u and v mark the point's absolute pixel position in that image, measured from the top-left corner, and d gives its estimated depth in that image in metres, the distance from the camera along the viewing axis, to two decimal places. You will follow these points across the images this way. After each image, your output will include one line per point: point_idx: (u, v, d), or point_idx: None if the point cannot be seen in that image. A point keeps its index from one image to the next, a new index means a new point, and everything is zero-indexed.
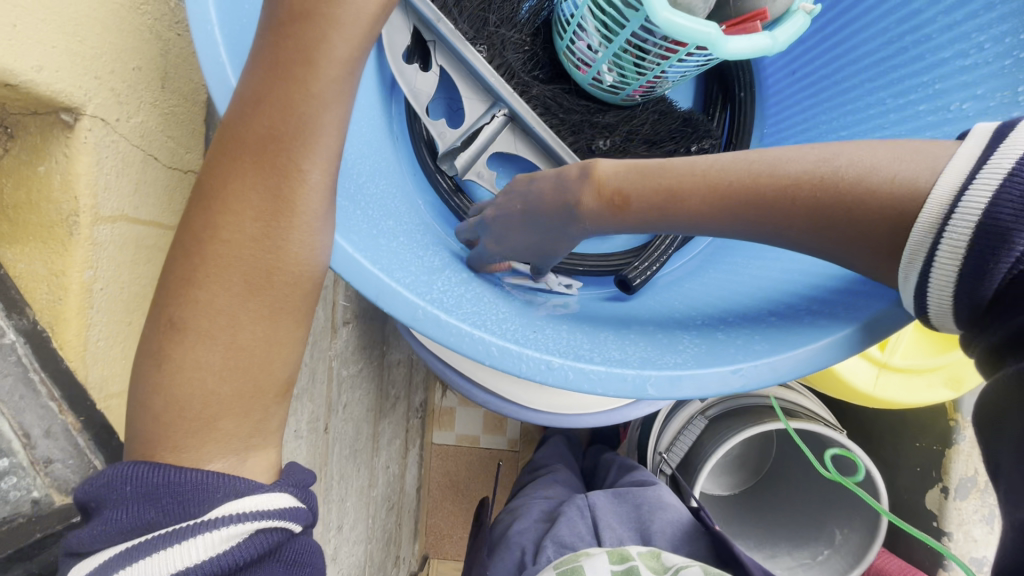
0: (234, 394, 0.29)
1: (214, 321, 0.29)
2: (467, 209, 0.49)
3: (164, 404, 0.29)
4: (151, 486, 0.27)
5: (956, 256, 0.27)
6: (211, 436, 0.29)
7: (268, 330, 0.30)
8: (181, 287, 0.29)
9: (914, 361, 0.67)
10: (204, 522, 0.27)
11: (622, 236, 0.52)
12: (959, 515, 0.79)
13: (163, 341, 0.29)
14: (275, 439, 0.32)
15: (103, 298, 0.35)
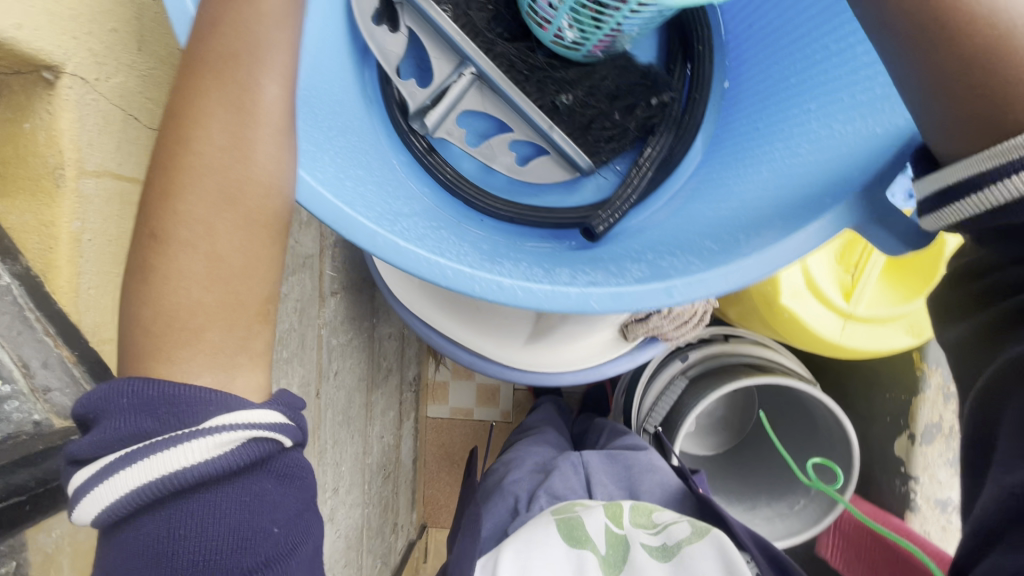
0: (217, 312, 0.32)
1: (192, 231, 0.31)
2: (441, 167, 0.50)
3: (153, 314, 0.31)
4: (146, 398, 0.30)
5: (978, 204, 0.30)
6: (199, 345, 0.31)
7: (245, 241, 0.31)
8: (160, 201, 0.31)
9: (877, 312, 0.71)
10: (198, 429, 0.30)
11: (590, 187, 0.53)
12: (925, 459, 0.83)
13: (149, 254, 0.31)
14: (262, 361, 0.34)
15: (92, 249, 0.37)
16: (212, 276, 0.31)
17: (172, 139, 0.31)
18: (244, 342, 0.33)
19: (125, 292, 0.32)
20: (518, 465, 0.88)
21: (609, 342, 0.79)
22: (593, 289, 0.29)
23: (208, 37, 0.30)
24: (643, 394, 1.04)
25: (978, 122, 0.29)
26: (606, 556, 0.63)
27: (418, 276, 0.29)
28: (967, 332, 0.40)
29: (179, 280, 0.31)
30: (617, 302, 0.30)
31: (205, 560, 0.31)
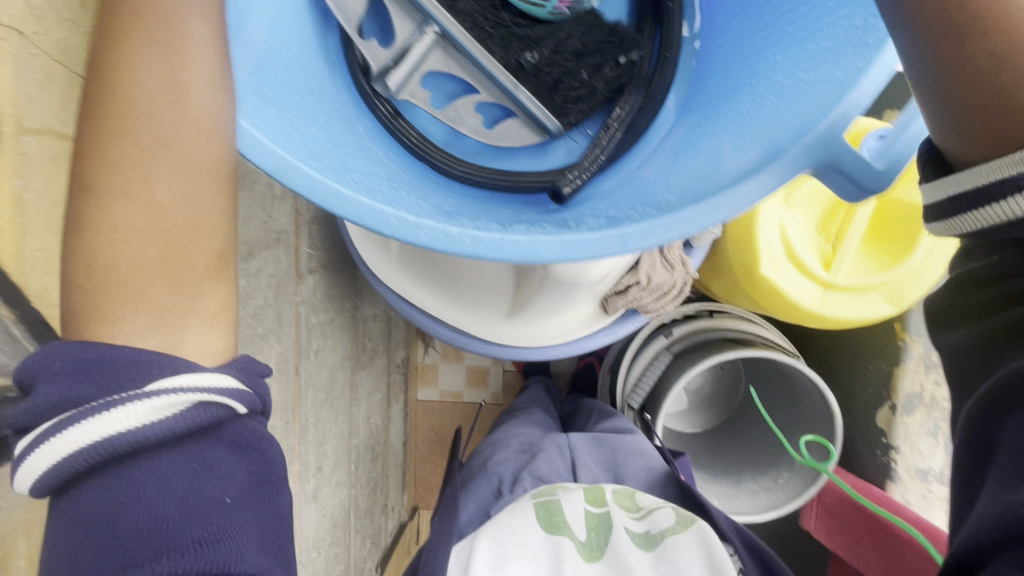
0: (151, 259, 0.30)
1: (125, 179, 0.30)
2: (407, 131, 0.49)
3: (91, 270, 0.30)
4: (84, 361, 0.29)
5: (989, 215, 0.29)
6: (141, 303, 0.31)
7: (185, 190, 0.31)
8: (91, 151, 0.30)
9: (857, 280, 0.70)
10: (140, 391, 0.29)
11: (561, 152, 0.52)
12: (905, 429, 0.83)
13: (82, 207, 0.30)
14: (217, 321, 0.34)
15: (36, 210, 0.36)
16: (148, 227, 0.30)
17: (107, 89, 0.30)
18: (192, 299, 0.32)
19: (64, 252, 0.31)
20: (503, 446, 0.87)
21: (590, 317, 0.78)
22: (543, 237, 0.28)
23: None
24: (627, 372, 1.04)
25: (989, 112, 0.28)
26: (586, 541, 0.61)
27: (360, 226, 0.28)
28: (966, 340, 0.38)
29: (109, 224, 0.30)
30: (569, 251, 0.29)
31: (152, 529, 0.29)
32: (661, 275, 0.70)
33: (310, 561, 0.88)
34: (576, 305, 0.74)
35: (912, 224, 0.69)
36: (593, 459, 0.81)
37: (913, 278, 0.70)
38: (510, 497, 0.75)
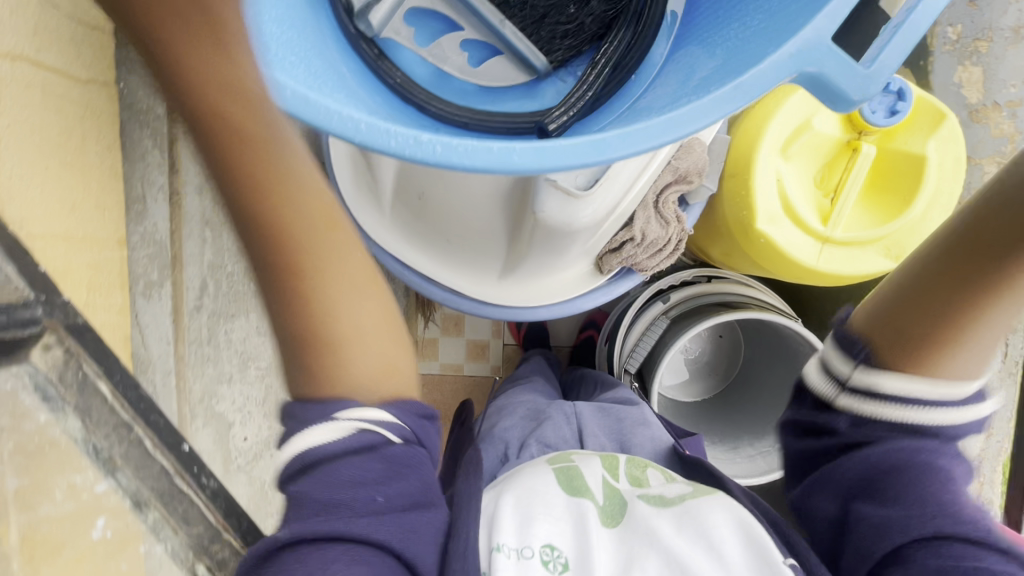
0: (370, 367, 0.38)
1: (314, 257, 0.35)
2: (393, 72, 0.47)
3: (315, 347, 0.36)
4: (313, 392, 0.37)
5: (896, 410, 0.39)
6: (350, 359, 0.37)
7: (343, 249, 0.37)
8: (276, 245, 0.34)
9: (854, 235, 0.69)
10: (333, 416, 0.36)
11: (551, 93, 0.50)
12: None
13: (296, 295, 0.35)
14: (394, 343, 0.40)
15: (12, 135, 0.36)
16: (364, 337, 0.37)
17: (266, 207, 0.33)
18: (393, 382, 0.39)
19: (284, 341, 0.36)
20: (509, 414, 0.84)
21: (585, 277, 0.77)
22: (516, 143, 0.28)
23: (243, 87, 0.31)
24: (624, 337, 1.02)
25: (917, 322, 0.38)
26: (604, 508, 0.52)
27: (330, 134, 0.28)
28: (814, 446, 0.43)
29: (320, 291, 0.36)
30: (543, 160, 0.28)
31: (326, 507, 0.35)
32: (656, 231, 0.69)
33: None
34: (571, 264, 0.73)
35: (911, 176, 0.68)
36: (600, 428, 0.78)
37: (914, 231, 0.68)
38: (515, 463, 0.73)
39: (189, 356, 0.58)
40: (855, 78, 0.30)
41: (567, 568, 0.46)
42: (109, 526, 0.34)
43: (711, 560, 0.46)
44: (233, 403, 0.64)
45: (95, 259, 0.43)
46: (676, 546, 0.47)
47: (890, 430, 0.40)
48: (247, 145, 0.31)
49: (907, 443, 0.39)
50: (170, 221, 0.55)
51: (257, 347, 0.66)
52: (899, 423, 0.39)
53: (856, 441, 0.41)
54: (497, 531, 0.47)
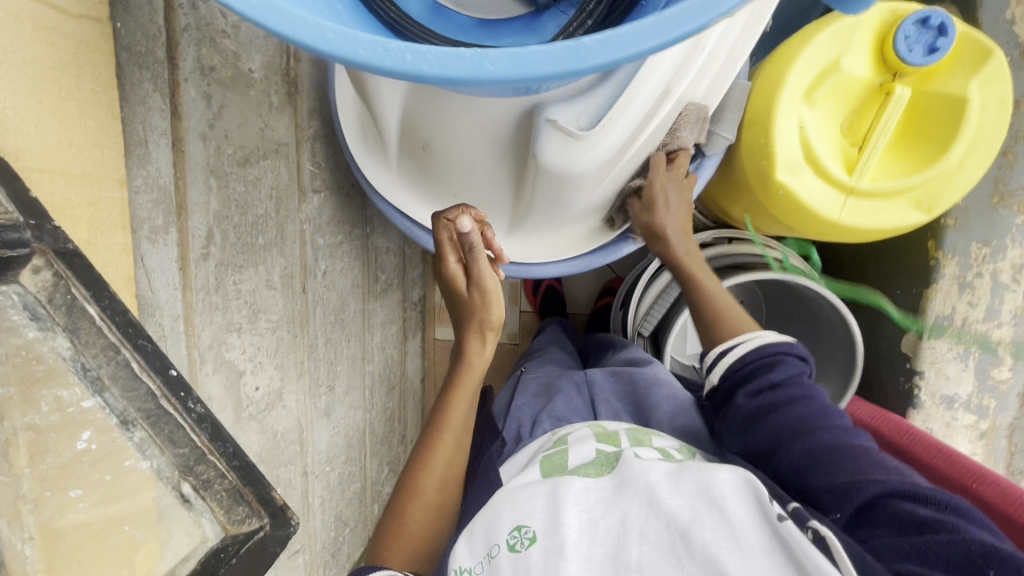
0: (425, 524, 0.59)
1: (447, 448, 0.61)
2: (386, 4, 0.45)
3: (416, 488, 0.59)
4: (394, 514, 0.59)
5: (732, 370, 0.64)
6: (424, 502, 0.59)
7: (458, 449, 0.62)
8: (436, 425, 0.62)
9: (883, 185, 0.65)
10: (387, 553, 0.57)
11: (551, 25, 0.48)
12: (933, 354, 0.78)
13: (428, 451, 0.61)
14: (447, 525, 0.60)
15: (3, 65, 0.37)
16: (428, 505, 0.59)
17: (445, 402, 0.62)
18: (430, 551, 0.58)
19: (409, 470, 0.61)
20: (521, 392, 0.79)
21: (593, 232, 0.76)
22: (488, 51, 0.27)
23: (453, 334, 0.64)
24: (639, 301, 1.01)
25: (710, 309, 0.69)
26: (597, 463, 0.52)
27: (300, 44, 0.27)
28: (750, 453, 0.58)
29: (433, 462, 0.60)
30: (517, 68, 0.28)
31: None
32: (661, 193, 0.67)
33: (324, 474, 0.91)
34: (582, 219, 0.72)
35: (948, 121, 0.63)
36: (613, 394, 0.74)
37: (948, 179, 0.64)
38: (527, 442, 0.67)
39: (197, 303, 0.60)
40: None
41: (533, 541, 0.45)
42: (93, 439, 0.35)
43: (712, 520, 0.42)
44: (242, 352, 0.68)
45: (96, 197, 0.43)
46: (673, 512, 0.43)
47: (789, 398, 0.58)
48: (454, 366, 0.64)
49: (797, 388, 0.59)
50: (172, 167, 0.55)
51: (266, 299, 0.71)
52: (765, 362, 0.62)
53: (783, 412, 0.57)
54: (456, 556, 0.50)
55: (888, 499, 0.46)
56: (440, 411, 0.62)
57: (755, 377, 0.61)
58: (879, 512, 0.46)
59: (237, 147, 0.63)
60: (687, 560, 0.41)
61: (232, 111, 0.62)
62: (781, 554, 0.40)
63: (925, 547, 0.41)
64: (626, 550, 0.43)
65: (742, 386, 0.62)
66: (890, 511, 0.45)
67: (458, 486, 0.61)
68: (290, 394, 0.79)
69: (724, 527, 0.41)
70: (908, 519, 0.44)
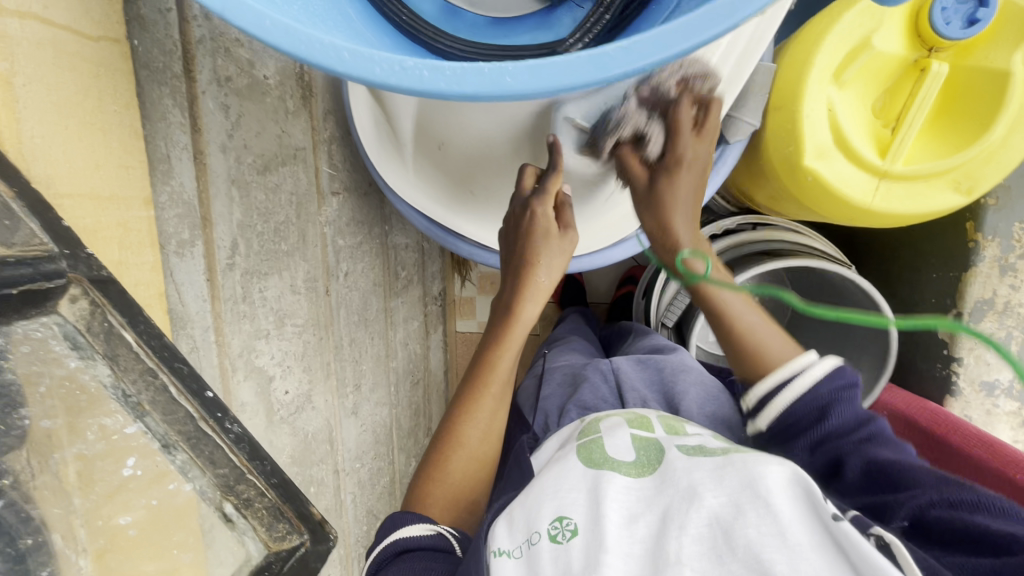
0: (464, 481, 0.58)
1: (491, 395, 0.60)
2: (399, 8, 0.44)
3: (455, 436, 0.59)
4: (432, 460, 0.59)
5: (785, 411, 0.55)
6: (463, 451, 0.59)
7: (499, 398, 0.61)
8: (481, 370, 0.60)
9: (920, 167, 0.62)
10: (424, 505, 0.57)
11: (567, 22, 0.47)
12: (972, 339, 0.76)
13: (468, 397, 0.60)
14: (486, 478, 0.60)
15: (27, 95, 0.37)
16: (470, 458, 0.58)
17: (491, 346, 0.60)
18: (466, 501, 0.57)
19: (451, 411, 0.60)
20: (548, 382, 0.79)
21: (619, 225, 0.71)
22: (507, 64, 0.27)
23: (508, 277, 0.62)
24: (661, 293, 1.00)
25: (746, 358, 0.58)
26: (636, 461, 0.52)
27: (315, 64, 0.27)
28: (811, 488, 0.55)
29: (476, 407, 0.59)
30: (537, 81, 0.27)
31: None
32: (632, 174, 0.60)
33: (354, 470, 0.93)
34: (612, 207, 0.68)
35: (988, 98, 0.60)
36: (640, 382, 0.72)
37: (989, 159, 0.61)
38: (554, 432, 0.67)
39: (226, 313, 0.61)
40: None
41: (575, 534, 0.45)
42: (139, 465, 0.36)
43: (758, 514, 0.41)
44: (271, 357, 0.69)
45: (124, 217, 0.44)
46: (715, 508, 0.43)
47: (846, 444, 0.53)
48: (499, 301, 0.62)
49: (854, 430, 0.53)
50: (195, 180, 0.56)
51: (291, 305, 0.72)
52: (820, 402, 0.54)
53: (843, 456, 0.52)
54: (493, 539, 0.49)
55: (949, 512, 0.44)
56: (489, 357, 0.61)
57: (807, 430, 0.54)
58: (941, 528, 0.44)
59: (256, 156, 0.64)
60: (728, 557, 0.40)
61: (250, 119, 0.63)
62: (835, 555, 0.38)
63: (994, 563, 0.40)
64: (665, 542, 0.42)
65: (796, 432, 0.55)
66: (956, 533, 0.43)
67: (498, 436, 0.61)
68: (318, 395, 0.80)
69: (770, 521, 0.40)
70: (975, 536, 0.42)
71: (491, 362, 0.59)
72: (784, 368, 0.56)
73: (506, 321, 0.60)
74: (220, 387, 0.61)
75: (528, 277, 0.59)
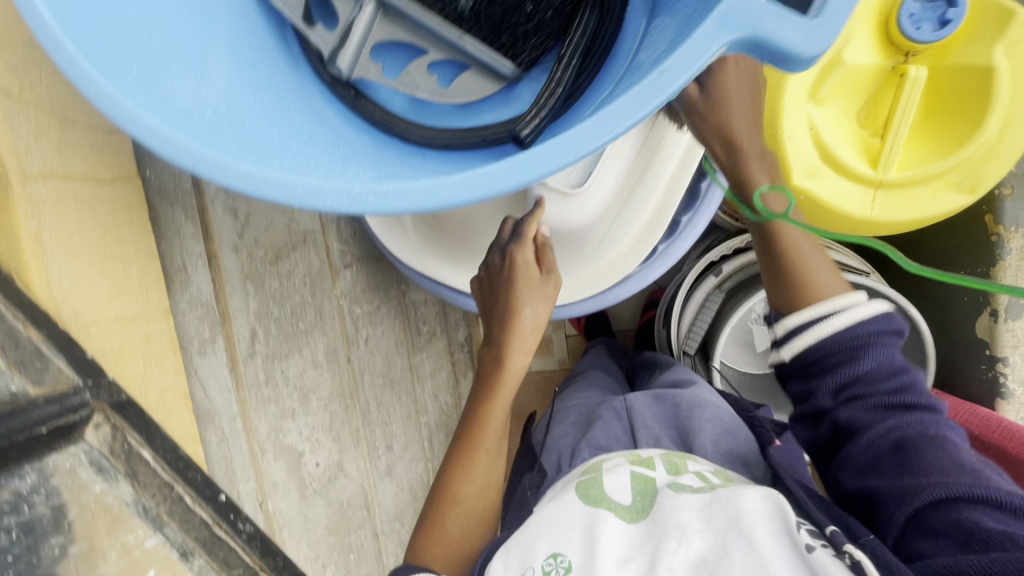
0: (461, 535, 0.55)
1: (488, 451, 0.58)
2: (374, 110, 0.48)
3: (449, 491, 0.57)
4: (426, 516, 0.57)
5: (826, 338, 0.53)
6: (458, 506, 0.56)
7: (492, 452, 0.59)
8: (474, 426, 0.59)
9: (913, 173, 0.60)
10: (419, 558, 0.54)
11: (527, 93, 0.49)
12: (1014, 337, 0.71)
13: (464, 451, 0.58)
14: (485, 530, 0.57)
15: (52, 244, 0.41)
16: (467, 513, 0.56)
17: (483, 399, 0.59)
18: (467, 557, 0.55)
19: (447, 466, 0.58)
20: (559, 421, 0.74)
21: (618, 263, 0.67)
22: (440, 180, 0.29)
23: (494, 329, 0.60)
24: (677, 320, 0.97)
25: (787, 280, 0.56)
26: (633, 505, 0.50)
27: (273, 201, 0.29)
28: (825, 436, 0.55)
29: (471, 463, 0.57)
30: (470, 190, 0.29)
31: None
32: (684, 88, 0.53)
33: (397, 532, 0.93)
34: (605, 246, 0.66)
35: (977, 95, 0.58)
36: (654, 420, 0.68)
37: (989, 155, 0.58)
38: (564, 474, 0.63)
39: (251, 399, 0.67)
40: (796, 28, 0.26)
41: (569, 571, 0.45)
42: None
43: (742, 553, 0.42)
44: (299, 434, 0.73)
45: (145, 331, 0.49)
46: (702, 550, 0.44)
47: (875, 393, 0.52)
48: (487, 355, 0.61)
49: (887, 378, 0.52)
50: (212, 282, 0.63)
51: (314, 379, 0.75)
52: (865, 341, 0.52)
53: (854, 424, 0.52)
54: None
55: (954, 507, 0.45)
56: (481, 413, 0.59)
57: (836, 367, 0.52)
58: (936, 522, 0.45)
59: (266, 248, 0.69)
60: None
61: (259, 216, 0.68)
62: None
63: (986, 562, 0.41)
64: None
65: (826, 369, 0.53)
66: (950, 531, 0.44)
67: (497, 489, 0.59)
68: (351, 462, 0.81)
69: (753, 560, 0.42)
70: (967, 531, 0.43)
71: (484, 419, 0.58)
72: (843, 296, 0.53)
73: (496, 376, 0.59)
74: (251, 470, 0.68)
75: (513, 327, 0.58)
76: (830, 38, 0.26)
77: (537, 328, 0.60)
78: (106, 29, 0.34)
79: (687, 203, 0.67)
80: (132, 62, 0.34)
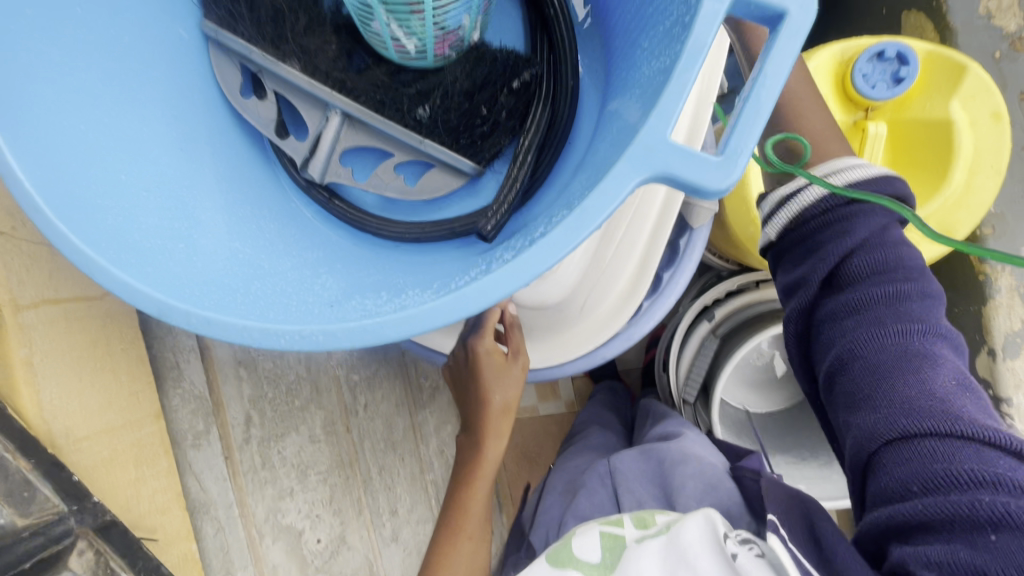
0: None
1: (469, 534, 0.60)
2: (348, 210, 0.50)
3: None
4: None
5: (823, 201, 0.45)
6: None
7: (470, 533, 0.60)
8: (455, 508, 0.60)
9: None
10: None
11: (490, 184, 0.52)
12: (1015, 376, 0.70)
13: (447, 535, 0.60)
14: None
15: (46, 364, 0.55)
16: None
17: (463, 480, 0.61)
18: None
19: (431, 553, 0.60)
20: (549, 490, 0.74)
21: (601, 323, 0.61)
22: (384, 317, 0.31)
23: (472, 411, 0.62)
24: (676, 364, 0.96)
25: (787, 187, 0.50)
26: (600, 562, 0.50)
27: (237, 343, 0.32)
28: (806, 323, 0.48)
29: (451, 547, 0.59)
30: (413, 322, 0.31)
31: None
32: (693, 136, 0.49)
33: None
34: (588, 304, 0.60)
35: (940, 146, 0.59)
36: (639, 479, 0.67)
37: (959, 204, 0.58)
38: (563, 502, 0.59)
39: (248, 484, 0.73)
40: (702, 169, 0.27)
41: None
42: None
43: None
44: (298, 511, 0.74)
45: (136, 436, 0.63)
46: None
47: (861, 277, 0.45)
48: (465, 439, 0.64)
49: (875, 253, 0.45)
50: (205, 374, 0.72)
51: (312, 455, 0.75)
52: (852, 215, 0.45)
53: (830, 333, 0.46)
54: None
55: (918, 445, 0.40)
56: (463, 494, 0.61)
57: (825, 248, 0.45)
58: (893, 461, 0.41)
59: None
60: None
61: None
62: None
63: (929, 509, 0.38)
64: None
65: (815, 248, 0.46)
66: (897, 471, 0.40)
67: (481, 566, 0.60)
68: (353, 533, 0.75)
69: None
70: (925, 474, 0.39)
71: (465, 502, 0.60)
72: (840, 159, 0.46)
73: (475, 459, 0.62)
74: (250, 555, 0.73)
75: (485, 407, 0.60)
76: (738, 170, 0.28)
77: (511, 406, 0.61)
78: (86, 180, 0.37)
79: (667, 261, 0.65)
80: (107, 212, 0.36)
